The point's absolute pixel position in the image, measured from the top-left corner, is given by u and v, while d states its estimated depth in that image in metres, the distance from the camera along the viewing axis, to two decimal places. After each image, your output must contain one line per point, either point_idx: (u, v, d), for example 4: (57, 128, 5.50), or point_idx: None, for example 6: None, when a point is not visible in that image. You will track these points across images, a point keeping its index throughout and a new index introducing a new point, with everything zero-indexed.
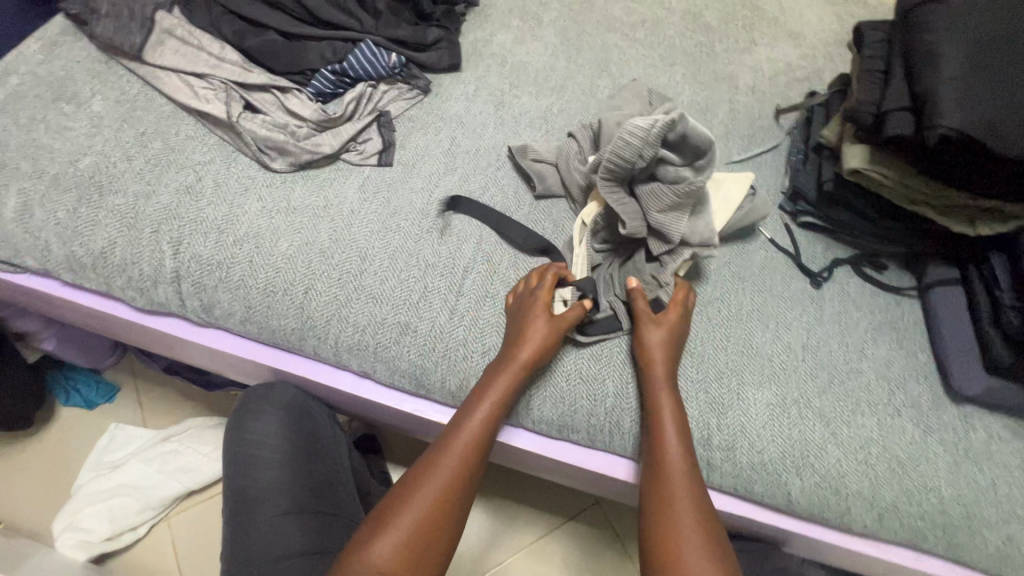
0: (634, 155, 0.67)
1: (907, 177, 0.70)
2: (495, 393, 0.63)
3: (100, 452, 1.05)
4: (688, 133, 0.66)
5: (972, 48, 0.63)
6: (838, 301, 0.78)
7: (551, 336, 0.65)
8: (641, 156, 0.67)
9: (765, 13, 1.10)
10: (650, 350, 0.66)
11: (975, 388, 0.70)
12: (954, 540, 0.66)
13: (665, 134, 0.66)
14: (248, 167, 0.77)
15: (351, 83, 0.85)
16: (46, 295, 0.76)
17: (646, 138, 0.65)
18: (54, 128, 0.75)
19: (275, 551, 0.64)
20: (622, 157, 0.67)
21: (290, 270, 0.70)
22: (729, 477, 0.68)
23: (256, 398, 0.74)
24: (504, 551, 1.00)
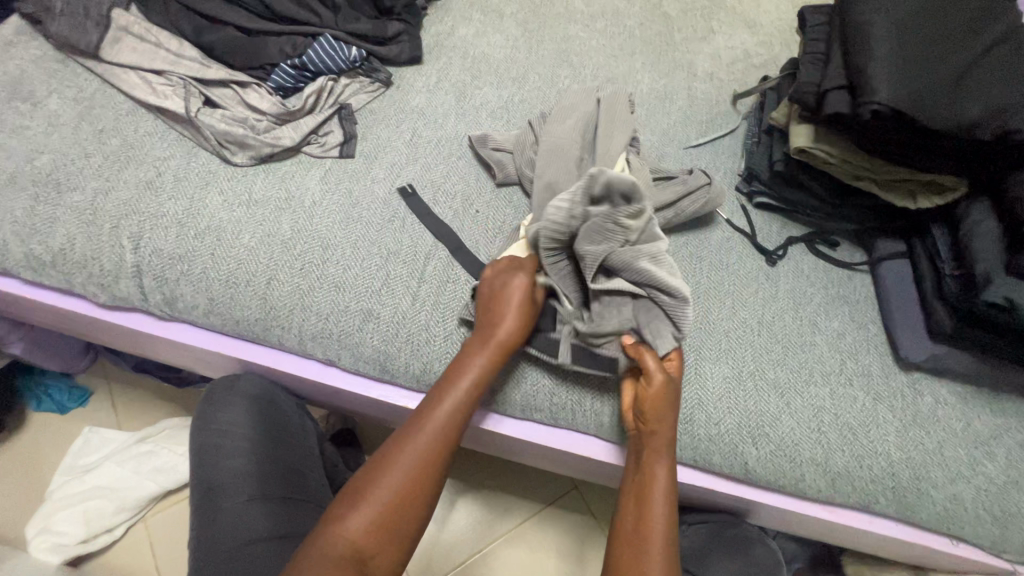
0: (566, 217, 0.64)
1: (849, 154, 0.73)
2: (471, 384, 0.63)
3: (73, 456, 1.04)
4: (611, 181, 0.62)
5: (903, 29, 0.67)
6: (793, 277, 0.81)
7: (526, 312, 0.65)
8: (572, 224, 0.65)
9: (723, 2, 1.12)
10: (652, 398, 0.62)
11: (921, 355, 0.72)
12: (903, 500, 0.69)
13: (589, 190, 0.63)
14: (209, 161, 0.77)
15: (312, 77, 0.86)
16: (9, 295, 0.76)
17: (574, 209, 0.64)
18: (10, 128, 0.75)
19: (242, 537, 0.66)
20: (553, 230, 0.65)
21: (252, 262, 0.71)
22: (689, 449, 0.70)
23: (222, 390, 0.75)
24: (483, 539, 1.01)
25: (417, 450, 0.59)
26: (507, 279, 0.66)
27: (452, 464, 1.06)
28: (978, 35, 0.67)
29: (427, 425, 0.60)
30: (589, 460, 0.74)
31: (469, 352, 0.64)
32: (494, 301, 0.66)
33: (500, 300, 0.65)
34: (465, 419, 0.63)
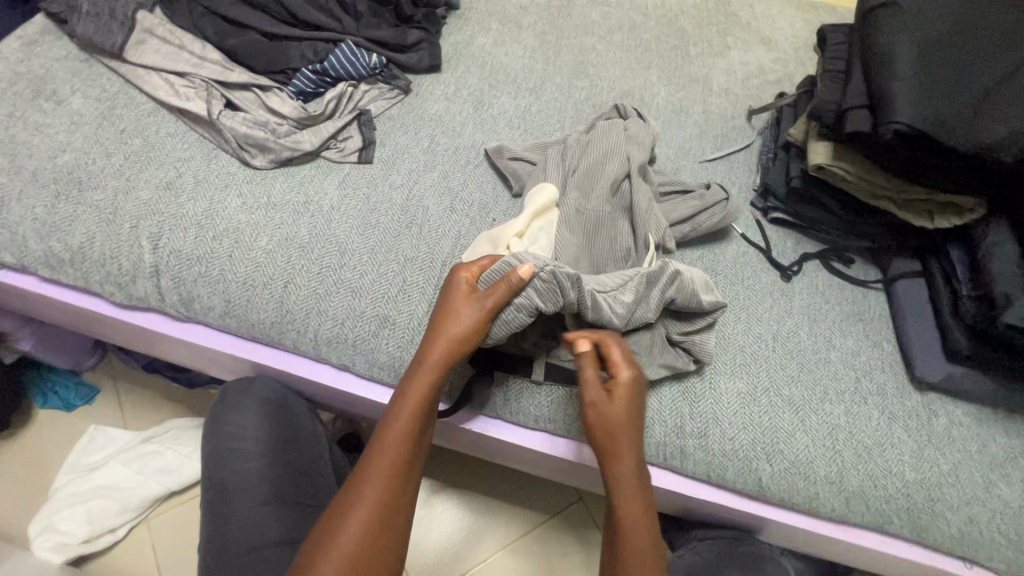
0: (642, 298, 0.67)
1: (868, 173, 0.73)
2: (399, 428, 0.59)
3: (78, 454, 1.03)
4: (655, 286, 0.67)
5: (926, 50, 0.68)
6: (808, 294, 0.81)
7: (474, 327, 0.60)
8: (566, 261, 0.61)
9: (738, 19, 1.13)
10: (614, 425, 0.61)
11: (936, 375, 0.72)
12: (918, 521, 0.68)
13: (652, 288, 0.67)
14: (229, 163, 0.78)
15: (333, 82, 0.86)
16: (24, 291, 0.76)
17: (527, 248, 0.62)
18: (33, 125, 0.75)
19: (254, 540, 0.67)
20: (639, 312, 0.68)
21: (270, 265, 0.71)
22: (703, 465, 0.70)
23: (235, 392, 0.75)
24: (488, 549, 1.00)
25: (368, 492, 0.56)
26: (447, 300, 0.62)
27: (457, 471, 1.06)
28: (1003, 55, 0.67)
29: (387, 445, 0.58)
30: (598, 471, 0.74)
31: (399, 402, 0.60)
32: (450, 326, 0.60)
33: (446, 322, 0.61)
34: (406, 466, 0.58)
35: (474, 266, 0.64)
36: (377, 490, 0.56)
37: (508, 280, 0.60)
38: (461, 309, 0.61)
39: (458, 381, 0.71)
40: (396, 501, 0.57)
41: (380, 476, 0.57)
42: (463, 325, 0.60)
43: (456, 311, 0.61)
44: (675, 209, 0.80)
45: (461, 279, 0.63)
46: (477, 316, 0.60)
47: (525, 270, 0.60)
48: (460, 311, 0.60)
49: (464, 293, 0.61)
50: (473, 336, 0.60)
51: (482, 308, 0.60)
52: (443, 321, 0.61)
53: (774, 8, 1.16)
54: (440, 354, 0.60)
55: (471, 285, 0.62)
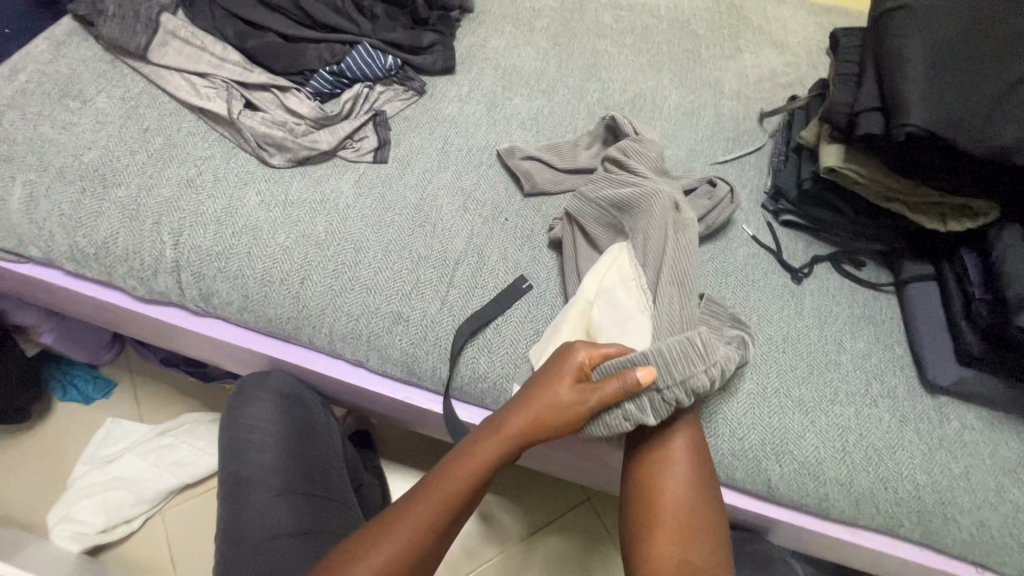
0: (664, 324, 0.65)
1: (880, 175, 0.73)
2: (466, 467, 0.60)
3: (96, 446, 1.06)
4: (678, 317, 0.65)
5: (938, 53, 0.68)
6: (818, 295, 0.81)
7: (569, 414, 0.59)
8: (699, 379, 0.60)
9: (750, 22, 1.13)
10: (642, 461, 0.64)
11: (948, 378, 0.72)
12: (928, 525, 0.68)
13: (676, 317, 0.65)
14: (248, 162, 0.79)
15: (349, 83, 0.88)
16: (49, 285, 0.78)
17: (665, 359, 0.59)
18: (60, 124, 0.78)
19: (268, 530, 0.67)
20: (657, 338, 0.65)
21: (287, 261, 0.72)
22: (712, 464, 0.70)
23: (251, 386, 0.77)
24: (495, 546, 1.00)
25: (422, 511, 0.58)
26: (554, 380, 0.60)
27: None
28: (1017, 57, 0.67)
29: (452, 478, 0.60)
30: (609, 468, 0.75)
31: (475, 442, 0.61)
32: (545, 408, 0.59)
33: (544, 398, 0.60)
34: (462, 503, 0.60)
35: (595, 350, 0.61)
36: (430, 513, 0.58)
37: (624, 378, 0.59)
38: (562, 395, 0.59)
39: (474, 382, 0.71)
40: (441, 526, 0.59)
41: (435, 502, 0.59)
42: (560, 406, 0.59)
43: (560, 393, 0.59)
44: (693, 207, 0.81)
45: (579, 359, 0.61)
46: (577, 408, 0.59)
47: (646, 374, 0.58)
48: (565, 399, 0.59)
49: (571, 378, 0.60)
50: (567, 424, 0.59)
51: (587, 401, 0.59)
52: (540, 400, 0.60)
53: (787, 11, 1.17)
54: (530, 424, 0.59)
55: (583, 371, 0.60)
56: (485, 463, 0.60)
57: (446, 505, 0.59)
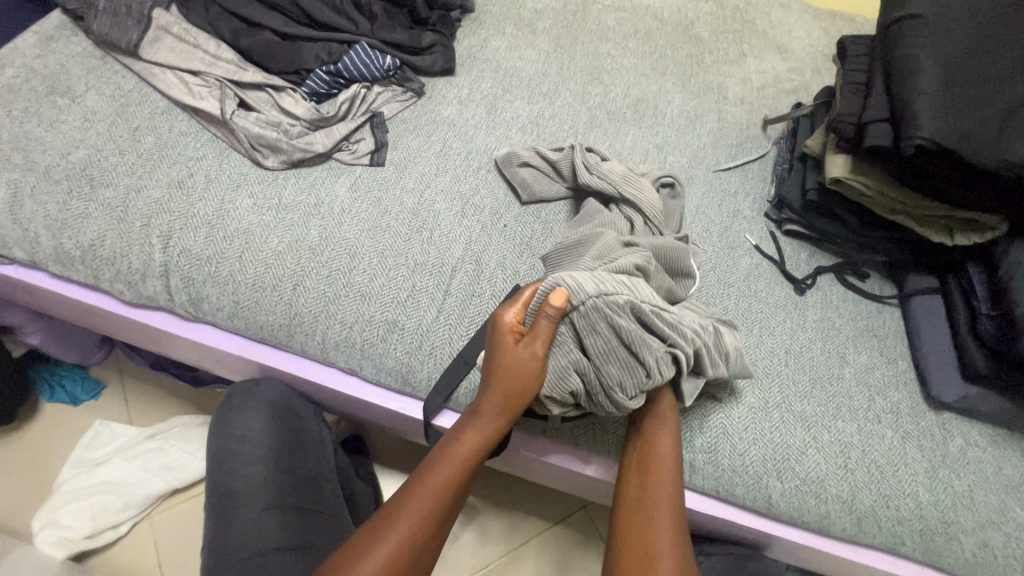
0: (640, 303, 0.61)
1: (886, 188, 0.72)
2: (457, 451, 0.60)
3: (83, 449, 1.03)
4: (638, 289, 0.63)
5: (949, 64, 0.67)
6: (821, 307, 0.79)
7: (516, 365, 0.59)
8: (618, 296, 0.60)
9: (755, 27, 1.12)
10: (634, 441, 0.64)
11: (952, 395, 0.71)
12: (930, 544, 0.66)
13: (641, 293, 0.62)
14: (241, 163, 0.77)
15: (346, 83, 0.86)
16: (34, 287, 0.76)
17: (574, 279, 0.59)
18: (47, 122, 0.75)
19: (256, 546, 0.66)
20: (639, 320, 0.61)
21: (279, 266, 0.71)
22: (712, 480, 0.69)
23: (241, 394, 0.75)
24: (488, 556, 0.99)
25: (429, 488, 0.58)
26: (492, 345, 0.60)
27: None
28: None
29: (445, 462, 0.59)
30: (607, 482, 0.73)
31: (461, 426, 0.62)
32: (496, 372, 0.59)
33: (492, 360, 0.60)
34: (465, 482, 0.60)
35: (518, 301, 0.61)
36: (436, 489, 0.58)
37: (547, 314, 0.58)
38: (504, 352, 0.59)
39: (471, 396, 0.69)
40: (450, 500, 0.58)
41: (438, 482, 0.58)
42: (507, 364, 0.59)
43: (499, 350, 0.59)
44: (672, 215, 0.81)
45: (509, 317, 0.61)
46: (525, 359, 0.59)
47: (558, 298, 0.57)
48: (509, 357, 0.59)
49: (506, 335, 0.59)
50: (524, 380, 0.59)
51: (532, 352, 0.59)
52: (491, 364, 0.60)
53: (792, 16, 1.15)
54: (491, 392, 0.60)
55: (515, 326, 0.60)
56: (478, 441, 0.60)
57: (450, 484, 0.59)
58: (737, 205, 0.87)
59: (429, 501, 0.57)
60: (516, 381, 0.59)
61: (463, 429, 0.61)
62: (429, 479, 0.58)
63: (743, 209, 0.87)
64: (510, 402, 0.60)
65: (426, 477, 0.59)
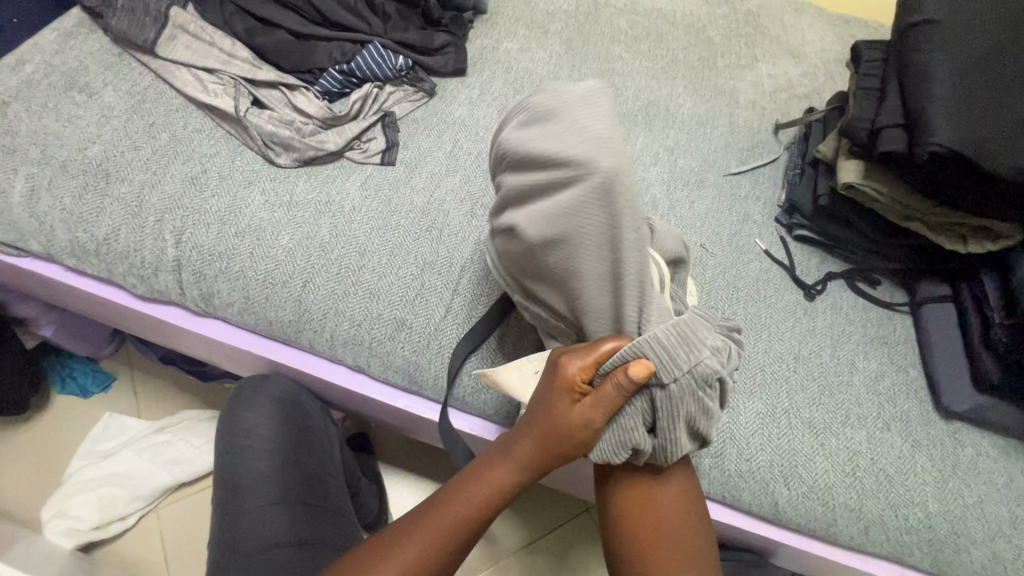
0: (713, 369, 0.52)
1: (899, 194, 0.71)
2: (485, 482, 0.56)
3: (92, 441, 1.05)
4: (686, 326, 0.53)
5: (967, 69, 0.66)
6: (831, 313, 0.79)
7: (572, 426, 0.52)
8: (704, 365, 0.50)
9: (767, 31, 1.12)
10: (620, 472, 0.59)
11: (964, 405, 0.70)
12: (940, 555, 0.66)
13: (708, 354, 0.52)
14: (254, 161, 0.78)
15: (358, 83, 0.87)
16: (47, 279, 0.77)
17: (662, 343, 0.49)
18: (65, 117, 0.77)
19: (263, 540, 0.65)
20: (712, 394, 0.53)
21: (289, 263, 0.71)
22: (718, 485, 0.68)
23: (248, 389, 0.76)
24: (491, 556, 0.99)
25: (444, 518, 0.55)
26: (549, 394, 0.53)
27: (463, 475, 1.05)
28: None
29: (470, 492, 0.56)
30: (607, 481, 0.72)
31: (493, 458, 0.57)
32: (546, 425, 0.53)
33: (545, 410, 0.53)
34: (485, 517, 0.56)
35: (592, 353, 0.52)
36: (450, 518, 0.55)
37: (620, 381, 0.50)
38: (560, 409, 0.52)
39: (475, 396, 0.69)
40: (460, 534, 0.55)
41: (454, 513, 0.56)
42: (562, 420, 0.53)
43: (556, 404, 0.52)
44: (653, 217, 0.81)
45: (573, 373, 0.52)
46: (581, 426, 0.52)
47: (641, 370, 0.49)
48: (564, 413, 0.52)
49: (567, 391, 0.52)
50: (570, 445, 0.53)
51: (590, 419, 0.52)
52: (540, 413, 0.54)
53: (805, 21, 1.15)
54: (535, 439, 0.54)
55: (580, 382, 0.52)
56: (509, 478, 0.56)
57: (468, 517, 0.56)
58: (747, 209, 0.87)
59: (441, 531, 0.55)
60: (567, 439, 0.53)
61: (494, 459, 0.57)
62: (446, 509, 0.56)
63: (753, 214, 0.87)
64: (548, 458, 0.54)
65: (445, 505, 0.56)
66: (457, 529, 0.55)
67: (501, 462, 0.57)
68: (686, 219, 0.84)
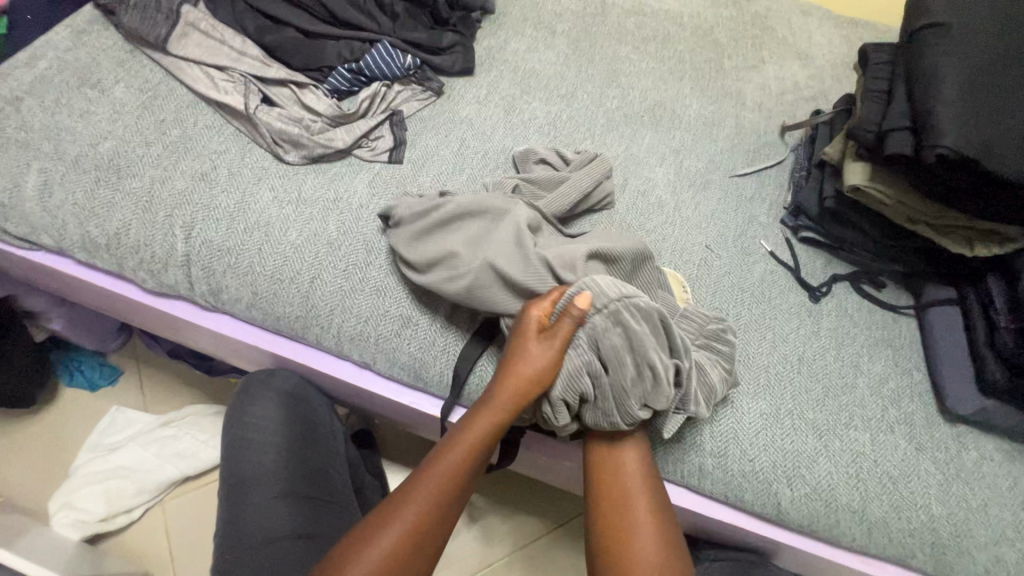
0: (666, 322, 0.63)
1: (905, 196, 0.72)
2: (465, 443, 0.60)
3: (99, 434, 1.06)
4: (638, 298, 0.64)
5: (974, 72, 0.66)
6: (836, 315, 0.79)
7: (539, 363, 0.61)
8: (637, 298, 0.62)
9: (775, 33, 1.11)
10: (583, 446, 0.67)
11: (969, 408, 0.70)
12: (943, 558, 0.66)
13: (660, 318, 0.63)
14: (263, 158, 0.79)
15: (367, 81, 0.87)
16: (58, 273, 0.78)
17: (598, 280, 0.63)
18: (77, 113, 0.78)
19: (270, 532, 0.66)
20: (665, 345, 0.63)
21: (297, 259, 0.72)
22: (720, 484, 0.69)
23: (255, 384, 0.77)
24: (493, 553, 0.99)
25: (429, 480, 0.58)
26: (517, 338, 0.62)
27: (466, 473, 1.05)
28: None
29: (451, 455, 0.60)
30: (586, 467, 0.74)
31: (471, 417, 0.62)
32: (517, 367, 0.61)
33: (515, 356, 0.61)
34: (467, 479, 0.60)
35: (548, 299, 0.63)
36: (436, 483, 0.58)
37: (572, 316, 0.61)
38: (527, 349, 0.61)
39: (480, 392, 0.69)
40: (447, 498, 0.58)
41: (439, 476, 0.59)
42: (529, 359, 0.61)
43: (523, 346, 0.61)
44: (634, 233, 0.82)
45: (533, 317, 0.62)
46: (544, 357, 0.61)
47: (585, 301, 0.61)
48: (528, 351, 0.61)
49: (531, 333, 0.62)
50: (539, 380, 0.60)
51: (551, 352, 0.61)
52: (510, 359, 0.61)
53: (812, 23, 1.15)
54: (508, 385, 0.60)
55: (542, 324, 0.62)
56: (486, 436, 0.60)
57: (451, 480, 0.59)
58: (753, 210, 0.87)
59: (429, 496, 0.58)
60: (535, 376, 0.60)
61: (470, 417, 0.61)
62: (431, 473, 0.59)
63: (758, 215, 0.87)
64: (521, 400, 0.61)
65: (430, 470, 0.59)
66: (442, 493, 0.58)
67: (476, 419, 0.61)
68: (691, 220, 0.84)
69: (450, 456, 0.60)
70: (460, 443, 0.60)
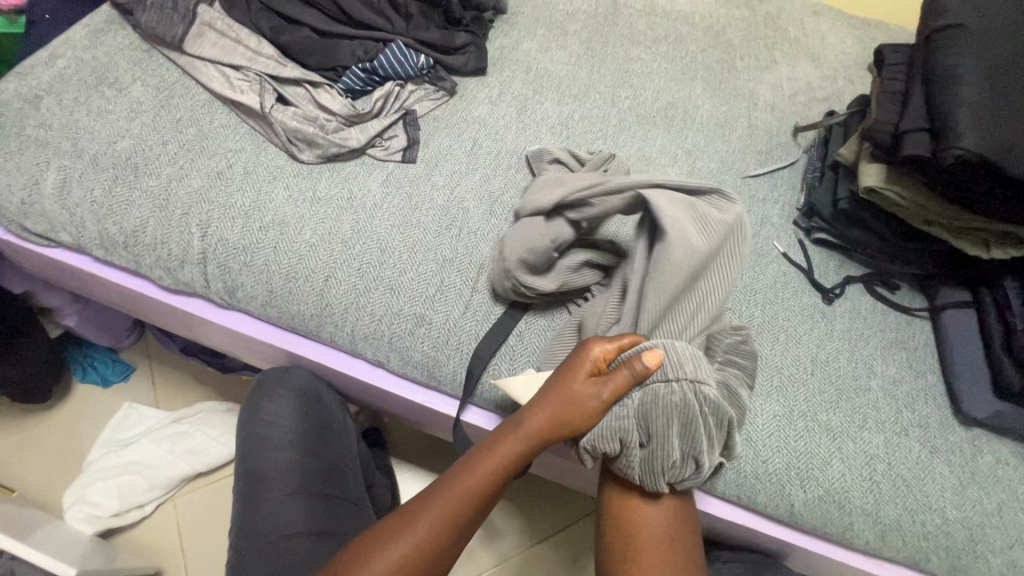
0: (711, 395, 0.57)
1: (922, 198, 0.71)
2: (489, 464, 0.58)
3: (112, 430, 1.07)
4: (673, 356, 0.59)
5: (994, 74, 0.66)
6: (849, 318, 0.79)
7: (589, 407, 0.57)
8: (708, 386, 0.57)
9: (787, 34, 1.11)
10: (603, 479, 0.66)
11: (983, 411, 0.70)
12: (956, 561, 0.65)
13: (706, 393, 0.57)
14: (278, 156, 0.79)
15: (381, 81, 0.88)
16: (75, 270, 0.78)
17: (676, 350, 0.59)
18: (95, 111, 0.78)
19: (284, 528, 0.67)
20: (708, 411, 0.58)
21: (312, 258, 0.72)
22: (733, 486, 0.68)
23: (272, 381, 0.77)
24: (501, 552, 0.99)
25: (447, 499, 0.57)
26: (569, 376, 0.58)
27: None
28: None
29: (474, 475, 0.57)
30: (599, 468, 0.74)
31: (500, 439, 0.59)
32: (563, 404, 0.57)
33: (563, 392, 0.57)
34: (484, 503, 0.58)
35: (613, 342, 0.59)
36: (453, 503, 0.56)
37: (634, 368, 0.57)
38: (578, 391, 0.57)
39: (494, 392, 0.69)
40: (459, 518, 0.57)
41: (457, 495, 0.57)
42: (579, 401, 0.57)
43: (575, 385, 0.57)
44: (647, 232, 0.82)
45: (592, 357, 0.58)
46: (595, 403, 0.57)
47: (652, 359, 0.57)
48: (578, 393, 0.57)
49: (586, 374, 0.58)
50: (581, 422, 0.57)
51: (603, 399, 0.57)
52: (556, 394, 0.58)
53: (825, 23, 1.14)
54: (548, 420, 0.57)
55: (599, 367, 0.58)
56: (511, 465, 0.58)
57: (468, 502, 0.57)
58: (765, 211, 0.87)
59: (444, 514, 0.56)
60: (580, 419, 0.57)
61: (500, 439, 0.59)
62: (451, 489, 0.57)
63: (771, 216, 0.87)
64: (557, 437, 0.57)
65: (450, 485, 0.57)
66: (458, 513, 0.56)
67: (505, 446, 0.58)
68: None
69: (475, 475, 0.57)
70: (484, 466, 0.58)
